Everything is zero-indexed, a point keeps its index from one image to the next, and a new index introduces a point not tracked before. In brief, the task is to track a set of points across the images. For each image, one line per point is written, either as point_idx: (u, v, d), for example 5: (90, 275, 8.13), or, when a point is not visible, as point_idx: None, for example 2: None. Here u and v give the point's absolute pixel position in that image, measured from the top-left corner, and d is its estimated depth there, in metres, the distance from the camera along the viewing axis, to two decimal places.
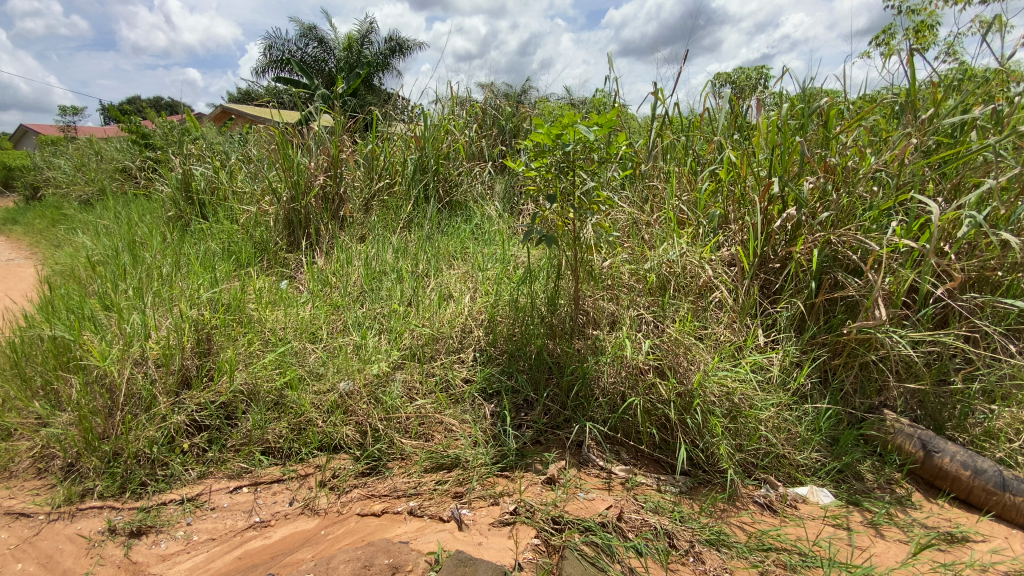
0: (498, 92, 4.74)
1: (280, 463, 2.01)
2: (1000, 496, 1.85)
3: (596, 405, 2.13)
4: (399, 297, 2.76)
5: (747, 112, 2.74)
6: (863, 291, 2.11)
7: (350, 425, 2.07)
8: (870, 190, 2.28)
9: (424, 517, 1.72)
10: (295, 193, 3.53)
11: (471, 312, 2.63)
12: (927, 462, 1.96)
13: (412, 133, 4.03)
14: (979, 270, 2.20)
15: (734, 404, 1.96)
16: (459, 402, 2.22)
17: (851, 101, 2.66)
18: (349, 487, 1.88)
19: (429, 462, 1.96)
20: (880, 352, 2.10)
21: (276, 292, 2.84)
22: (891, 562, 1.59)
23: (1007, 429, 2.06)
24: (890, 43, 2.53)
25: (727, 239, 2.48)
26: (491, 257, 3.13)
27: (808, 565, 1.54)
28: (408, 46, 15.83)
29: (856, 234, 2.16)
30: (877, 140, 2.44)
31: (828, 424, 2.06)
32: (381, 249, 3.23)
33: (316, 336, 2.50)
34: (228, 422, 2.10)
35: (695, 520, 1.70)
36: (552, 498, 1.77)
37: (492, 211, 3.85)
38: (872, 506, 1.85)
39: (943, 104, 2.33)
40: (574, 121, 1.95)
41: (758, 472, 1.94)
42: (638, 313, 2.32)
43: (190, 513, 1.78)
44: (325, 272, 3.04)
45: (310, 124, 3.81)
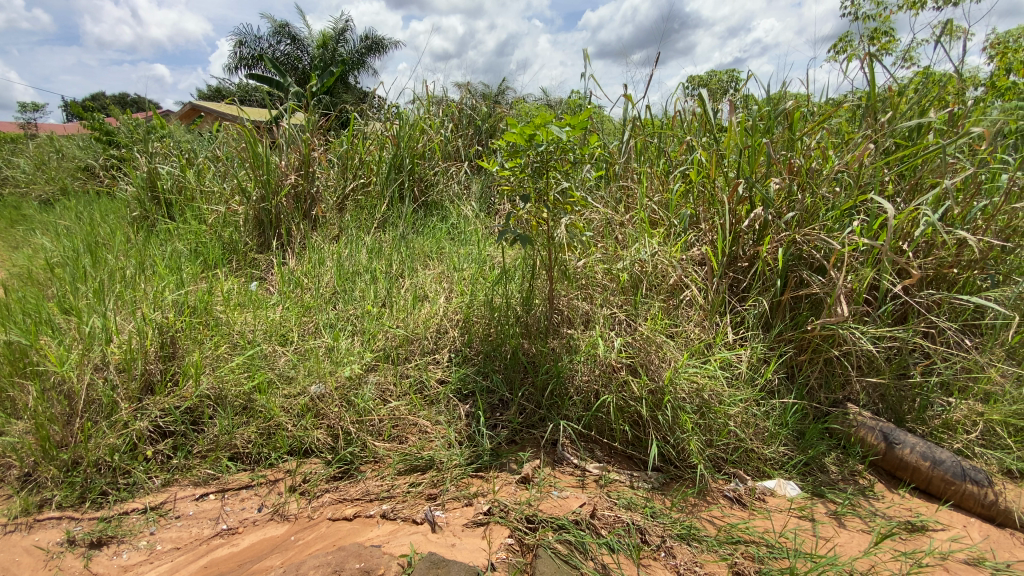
0: (475, 92, 4.74)
1: (248, 469, 1.96)
2: (957, 485, 1.92)
3: (570, 403, 2.14)
4: (373, 298, 2.73)
5: (718, 114, 2.79)
6: (827, 289, 2.17)
7: (321, 429, 2.04)
8: (833, 190, 2.35)
9: (397, 520, 1.70)
10: (265, 193, 3.45)
11: (447, 313, 2.61)
12: (888, 453, 2.03)
13: (387, 132, 3.99)
14: (936, 268, 2.28)
15: (704, 400, 1.99)
16: (434, 403, 2.21)
17: (815, 104, 2.73)
18: (320, 492, 1.85)
19: (402, 465, 1.94)
20: (843, 348, 2.17)
21: (245, 294, 2.77)
22: (854, 551, 1.64)
23: (964, 421, 2.14)
24: (851, 48, 2.61)
25: (698, 239, 2.52)
26: (467, 257, 3.12)
27: (775, 556, 1.58)
28: (384, 45, 15.68)
29: (820, 234, 2.22)
30: (840, 142, 2.51)
31: (795, 419, 2.11)
32: (355, 249, 3.19)
33: (287, 339, 2.46)
34: (194, 427, 2.04)
35: (667, 515, 1.73)
36: (526, 498, 1.77)
37: (468, 211, 3.84)
38: (836, 497, 1.90)
39: (901, 108, 2.42)
40: (547, 122, 1.96)
41: (727, 467, 1.98)
42: (611, 312, 2.35)
43: (153, 522, 1.72)
44: (296, 273, 2.99)
45: (281, 123, 3.73)
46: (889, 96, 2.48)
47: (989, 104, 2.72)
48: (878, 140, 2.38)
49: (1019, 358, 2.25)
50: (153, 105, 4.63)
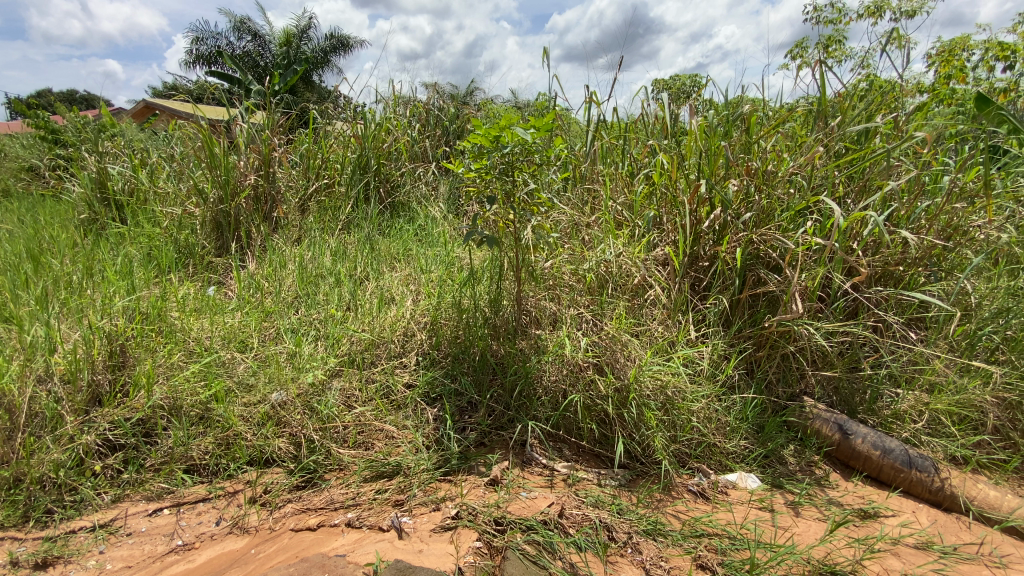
0: (442, 92, 4.69)
1: (205, 481, 1.89)
2: (906, 472, 2.01)
3: (538, 404, 2.14)
4: (337, 302, 2.67)
5: (679, 117, 2.86)
6: (782, 287, 2.25)
7: (283, 437, 1.98)
8: (788, 192, 2.43)
9: (362, 528, 1.66)
10: (223, 194, 3.33)
11: (413, 316, 2.57)
12: (842, 444, 2.11)
13: (352, 131, 3.92)
14: (884, 265, 2.39)
15: (668, 397, 2.03)
16: (401, 408, 2.17)
17: (771, 108, 2.82)
18: (282, 502, 1.80)
19: (368, 472, 1.90)
20: (798, 343, 2.25)
21: (202, 299, 2.67)
22: (811, 540, 1.70)
23: (911, 410, 2.24)
24: (804, 55, 2.71)
25: (661, 239, 2.58)
26: (435, 258, 3.08)
27: (737, 548, 1.62)
28: (350, 43, 15.40)
29: (776, 234, 2.30)
30: (794, 145, 2.60)
31: (755, 413, 2.18)
32: (318, 252, 3.11)
33: (247, 345, 2.38)
34: (146, 440, 1.95)
35: (633, 511, 1.76)
36: (494, 500, 1.77)
37: (436, 212, 3.80)
38: (794, 488, 1.97)
39: (850, 113, 2.53)
40: (512, 124, 1.96)
41: (691, 462, 2.02)
42: (578, 312, 2.37)
43: (103, 540, 1.63)
44: (256, 277, 2.90)
45: (239, 122, 3.62)
46: (839, 102, 2.59)
47: (931, 109, 2.86)
48: (829, 144, 2.48)
49: (960, 350, 2.37)
50: (102, 103, 4.42)
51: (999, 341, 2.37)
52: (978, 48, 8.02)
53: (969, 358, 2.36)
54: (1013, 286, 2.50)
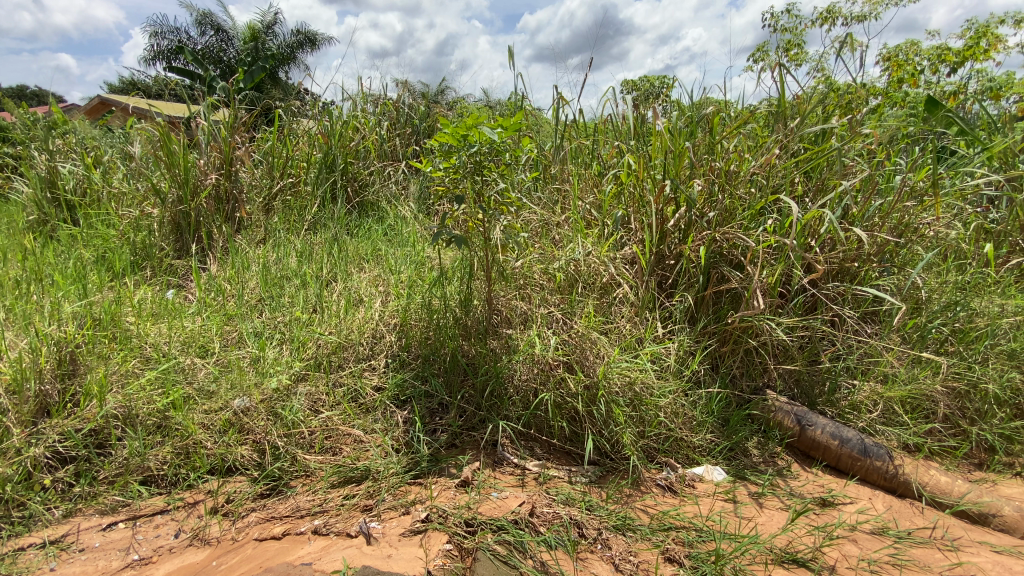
0: (411, 91, 4.64)
1: (163, 493, 1.82)
2: (863, 460, 2.09)
3: (509, 403, 2.14)
4: (303, 305, 2.61)
5: (646, 118, 2.90)
6: (744, 284, 2.31)
7: (246, 444, 1.93)
8: (749, 191, 2.50)
9: (330, 535, 1.63)
10: (182, 195, 3.21)
11: (382, 317, 2.52)
12: (802, 435, 2.18)
13: (318, 129, 3.84)
14: (840, 262, 2.47)
15: (636, 393, 2.06)
16: (370, 412, 2.14)
17: (734, 108, 2.89)
18: (245, 512, 1.74)
19: (336, 477, 1.87)
20: (760, 338, 2.31)
21: (159, 303, 2.57)
22: (774, 529, 1.75)
23: (867, 401, 2.33)
24: (764, 57, 2.79)
25: (629, 238, 2.61)
26: (404, 259, 3.04)
27: (703, 539, 1.65)
28: (318, 40, 15.06)
29: (738, 232, 2.36)
30: (755, 145, 2.67)
31: (720, 407, 2.23)
32: (283, 254, 3.04)
33: (207, 350, 2.30)
34: (99, 452, 1.87)
35: (603, 507, 1.78)
36: (465, 501, 1.76)
37: (406, 211, 3.74)
38: (757, 479, 2.02)
39: (808, 114, 2.61)
40: (478, 123, 1.96)
41: (659, 456, 2.06)
42: (548, 311, 2.38)
43: (53, 557, 1.55)
44: (218, 279, 2.81)
45: (200, 120, 3.50)
46: (798, 104, 2.67)
47: (884, 111, 2.97)
48: (787, 144, 2.56)
49: (912, 341, 2.48)
50: (52, 99, 4.20)
51: (947, 333, 2.49)
52: (927, 54, 8.42)
53: (919, 349, 2.48)
54: (960, 280, 2.63)
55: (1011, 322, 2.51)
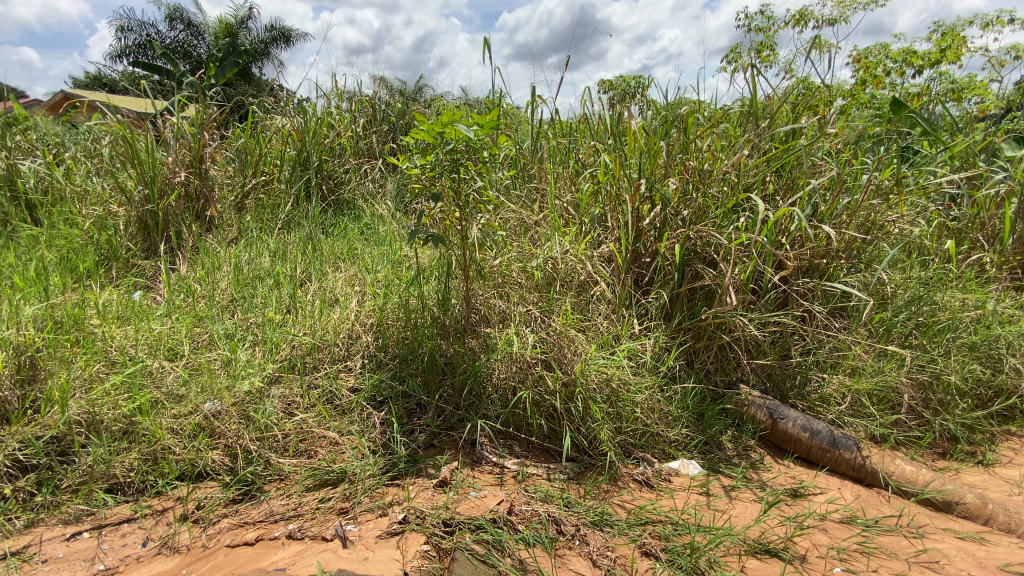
0: (388, 88, 4.59)
1: (130, 501, 1.77)
2: (832, 452, 2.15)
3: (487, 402, 2.14)
4: (276, 305, 2.55)
5: (622, 117, 2.92)
6: (717, 280, 2.35)
7: (217, 449, 1.88)
8: (721, 189, 2.54)
9: (305, 539, 1.60)
10: (150, 193, 3.12)
11: (359, 317, 2.48)
12: (774, 427, 2.23)
13: (291, 126, 3.77)
14: (809, 259, 2.53)
15: (613, 389, 2.08)
16: (346, 413, 2.11)
17: (708, 107, 2.93)
18: (216, 518, 1.70)
19: (311, 480, 1.84)
20: (733, 334, 2.36)
21: (126, 305, 2.49)
22: (747, 520, 1.79)
23: (836, 393, 2.39)
24: (736, 58, 2.84)
25: (605, 236, 2.63)
26: (380, 258, 2.99)
27: (679, 533, 1.68)
28: (292, 35, 14.76)
29: (711, 229, 2.40)
30: (728, 144, 2.71)
31: (695, 402, 2.26)
32: (255, 253, 2.97)
33: (177, 353, 2.23)
34: (62, 460, 1.80)
35: (581, 504, 1.79)
36: (443, 501, 1.75)
37: (383, 210, 3.69)
38: (731, 473, 2.06)
39: (778, 114, 2.67)
40: (454, 120, 1.94)
41: (636, 452, 2.09)
42: (526, 309, 2.37)
43: (13, 570, 1.48)
44: (188, 280, 2.73)
45: (168, 117, 3.40)
46: (769, 105, 2.73)
47: (851, 112, 3.05)
48: (758, 144, 2.61)
49: (878, 335, 2.55)
50: (10, 93, 4.03)
51: (911, 326, 2.58)
52: (894, 57, 8.67)
53: (885, 343, 2.56)
54: (923, 276, 2.73)
55: (970, 316, 2.61)
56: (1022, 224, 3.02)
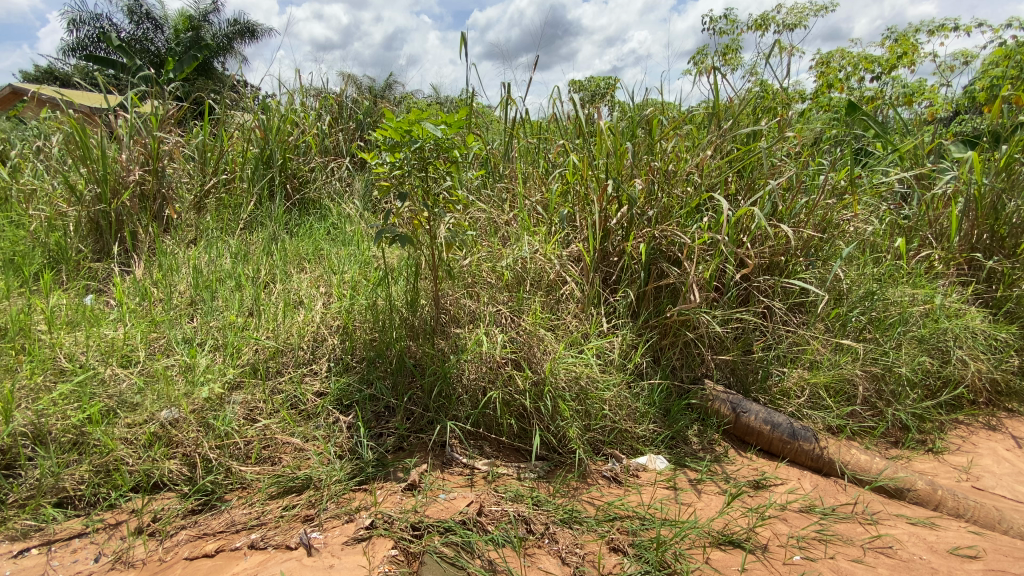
0: (355, 85, 4.51)
1: (82, 514, 1.69)
2: (793, 443, 2.22)
3: (457, 403, 2.12)
4: (238, 308, 2.47)
5: (590, 117, 2.95)
6: (682, 278, 2.40)
7: (175, 458, 1.81)
8: (685, 190, 2.60)
9: (268, 548, 1.56)
10: (101, 192, 2.97)
11: (325, 320, 2.43)
12: (737, 421, 2.29)
13: (254, 123, 3.66)
14: (770, 257, 2.61)
15: (581, 387, 2.10)
16: (311, 418, 2.06)
17: (674, 108, 2.98)
18: (174, 530, 1.64)
19: (275, 488, 1.79)
20: (697, 331, 2.41)
21: (76, 310, 2.37)
22: (711, 513, 1.83)
23: (795, 386, 2.47)
24: (700, 60, 2.89)
25: (574, 236, 2.65)
26: (347, 258, 2.93)
27: (646, 527, 1.71)
28: (256, 29, 14.33)
29: (675, 228, 2.45)
30: (692, 145, 2.77)
31: (661, 398, 2.30)
32: (216, 254, 2.87)
33: (131, 359, 2.14)
34: (7, 474, 1.71)
35: (551, 502, 1.80)
36: (412, 505, 1.73)
37: (350, 210, 3.62)
38: (696, 466, 2.11)
39: (739, 116, 2.73)
40: (422, 118, 1.92)
41: (605, 448, 2.11)
42: (496, 309, 2.37)
43: None
44: (144, 283, 2.63)
45: (121, 112, 3.26)
46: (731, 107, 2.79)
47: (810, 115, 3.15)
48: (721, 145, 2.67)
49: (834, 330, 2.65)
50: None
51: (865, 321, 2.68)
52: (850, 62, 9.01)
53: (841, 337, 2.66)
54: (876, 272, 2.84)
55: (919, 310, 2.74)
56: (967, 222, 3.12)
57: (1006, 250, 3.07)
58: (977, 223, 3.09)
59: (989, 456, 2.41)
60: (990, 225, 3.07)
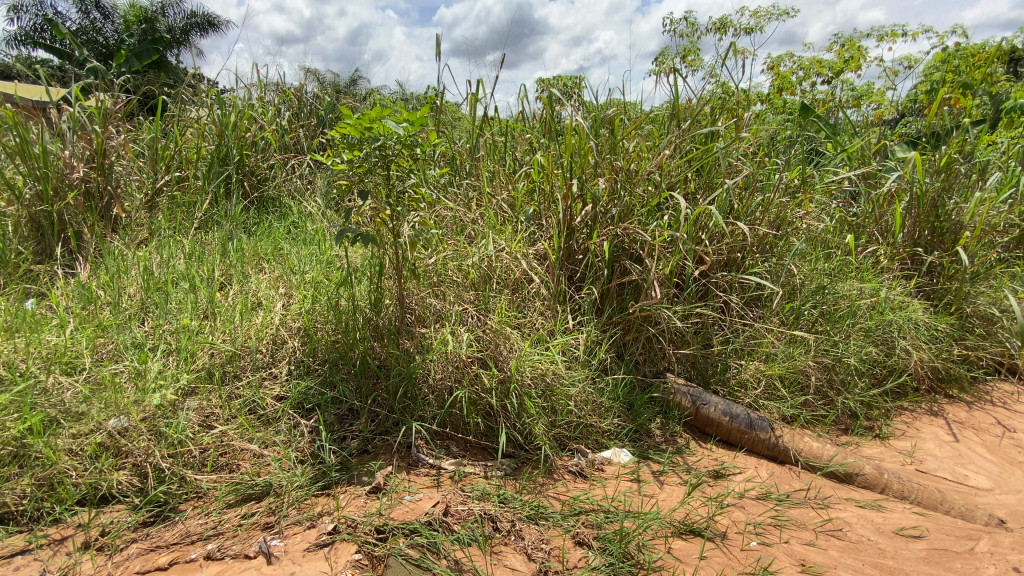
0: (316, 80, 4.40)
1: (23, 531, 1.59)
2: (750, 433, 2.30)
3: (423, 403, 2.10)
4: (192, 310, 2.37)
5: (555, 116, 2.97)
6: (643, 275, 2.46)
7: (125, 469, 1.74)
8: (646, 189, 2.66)
9: (225, 559, 1.52)
10: (42, 191, 2.81)
11: (285, 321, 2.37)
12: (698, 413, 2.36)
13: (208, 119, 3.53)
14: (728, 253, 2.69)
15: (547, 384, 2.12)
16: (271, 423, 2.01)
17: (636, 107, 3.03)
18: (125, 544, 1.58)
19: (233, 496, 1.74)
20: (658, 326, 2.47)
21: (15, 315, 2.23)
22: (673, 503, 1.88)
23: (753, 378, 2.56)
24: (661, 61, 2.95)
25: (540, 235, 2.67)
26: (309, 258, 2.86)
27: (610, 520, 1.74)
28: (213, 21, 13.80)
29: (636, 227, 2.50)
30: (653, 145, 2.83)
31: (625, 392, 2.35)
32: (168, 255, 2.75)
33: (77, 366, 2.03)
34: None
35: (517, 499, 1.81)
36: (376, 508, 1.71)
37: (311, 208, 3.53)
38: (659, 458, 2.16)
39: (697, 117, 2.81)
40: (382, 116, 1.89)
41: (570, 444, 2.14)
42: (462, 308, 2.36)
43: None
44: (91, 286, 2.49)
45: (63, 106, 3.08)
46: (690, 107, 2.86)
47: (765, 116, 3.27)
48: (680, 145, 2.74)
49: (788, 322, 2.77)
50: None
51: (816, 314, 2.80)
52: (803, 66, 9.36)
53: (795, 330, 2.77)
54: (826, 267, 2.97)
55: (866, 303, 2.88)
56: (909, 220, 3.28)
57: (945, 246, 3.24)
58: (919, 221, 3.27)
59: (931, 440, 2.56)
60: (931, 223, 3.24)
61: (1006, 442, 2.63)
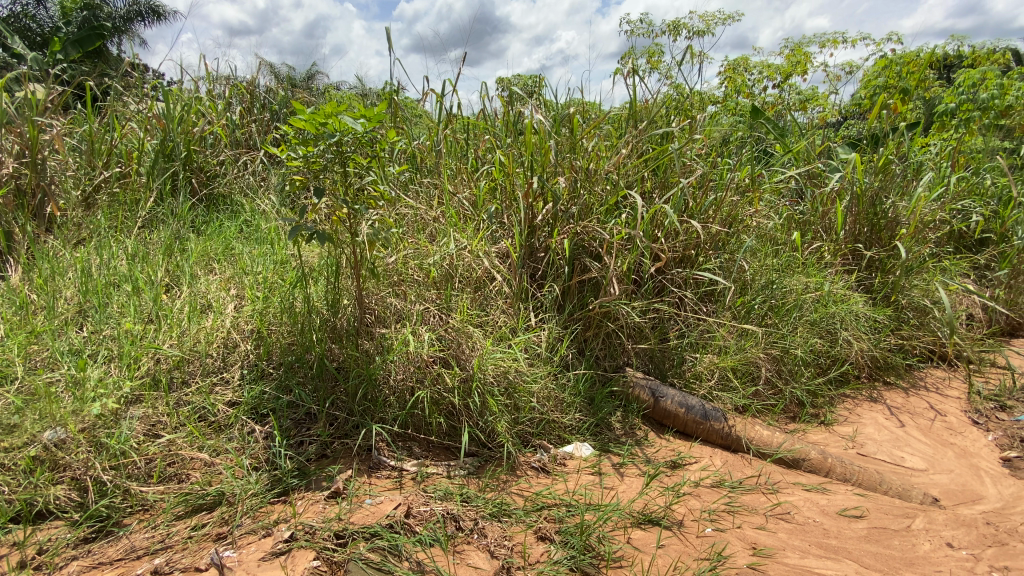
0: (269, 73, 4.24)
1: None
2: (705, 424, 2.38)
3: (384, 404, 2.07)
4: (135, 314, 2.25)
5: (515, 115, 2.97)
6: (602, 272, 2.51)
7: (63, 483, 1.64)
8: (604, 188, 2.71)
9: (174, 573, 1.46)
10: None
11: (238, 324, 2.28)
12: (656, 406, 2.42)
13: (151, 113, 3.36)
14: (683, 250, 2.78)
15: (509, 381, 2.14)
16: (222, 431, 1.93)
17: (594, 107, 3.07)
18: (64, 562, 1.49)
19: (182, 507, 1.67)
20: (617, 322, 2.53)
21: None
22: (632, 495, 1.93)
23: (708, 370, 2.65)
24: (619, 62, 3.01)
25: (501, 233, 2.67)
26: (262, 258, 2.77)
27: (571, 513, 1.77)
28: (158, 9, 13.10)
29: (595, 225, 2.55)
30: (611, 144, 2.88)
31: (586, 387, 2.39)
32: (109, 255, 2.61)
33: (7, 376, 1.89)
34: None
35: (480, 497, 1.81)
36: (336, 513, 1.68)
37: (265, 205, 3.41)
38: (619, 451, 2.21)
39: (653, 117, 2.88)
40: (338, 110, 1.88)
41: (533, 440, 2.17)
42: (423, 307, 2.33)
43: None
44: (22, 290, 2.33)
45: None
46: (647, 108, 2.92)
47: (717, 118, 3.38)
48: (636, 145, 2.80)
49: (740, 316, 2.88)
50: None
51: (766, 307, 2.93)
52: (755, 70, 9.72)
53: (746, 323, 2.89)
54: (775, 263, 3.11)
55: (812, 296, 3.03)
56: (850, 218, 3.47)
57: (883, 241, 3.44)
58: (859, 218, 3.46)
59: (871, 425, 2.72)
60: (869, 220, 3.44)
61: (937, 424, 2.82)
